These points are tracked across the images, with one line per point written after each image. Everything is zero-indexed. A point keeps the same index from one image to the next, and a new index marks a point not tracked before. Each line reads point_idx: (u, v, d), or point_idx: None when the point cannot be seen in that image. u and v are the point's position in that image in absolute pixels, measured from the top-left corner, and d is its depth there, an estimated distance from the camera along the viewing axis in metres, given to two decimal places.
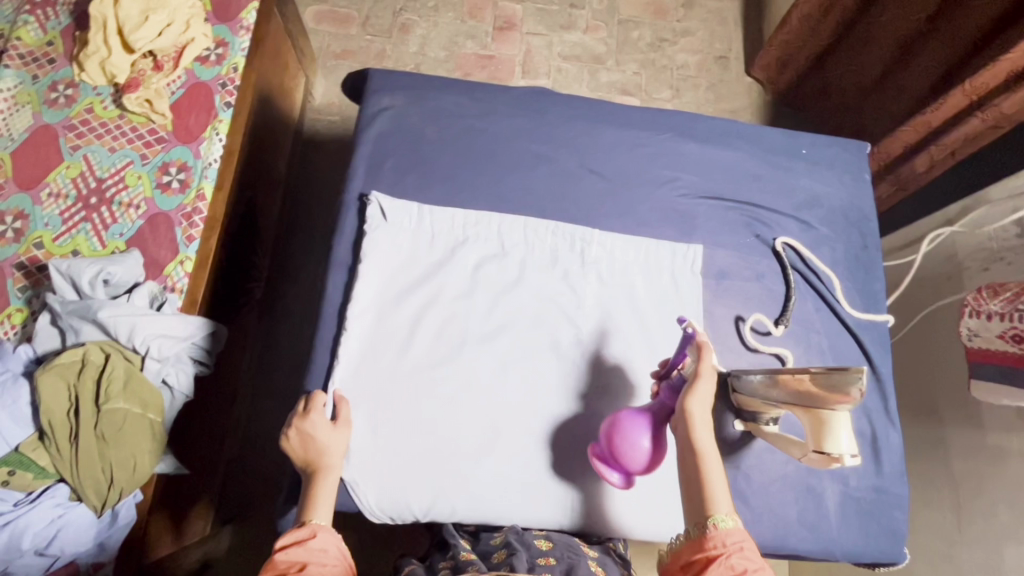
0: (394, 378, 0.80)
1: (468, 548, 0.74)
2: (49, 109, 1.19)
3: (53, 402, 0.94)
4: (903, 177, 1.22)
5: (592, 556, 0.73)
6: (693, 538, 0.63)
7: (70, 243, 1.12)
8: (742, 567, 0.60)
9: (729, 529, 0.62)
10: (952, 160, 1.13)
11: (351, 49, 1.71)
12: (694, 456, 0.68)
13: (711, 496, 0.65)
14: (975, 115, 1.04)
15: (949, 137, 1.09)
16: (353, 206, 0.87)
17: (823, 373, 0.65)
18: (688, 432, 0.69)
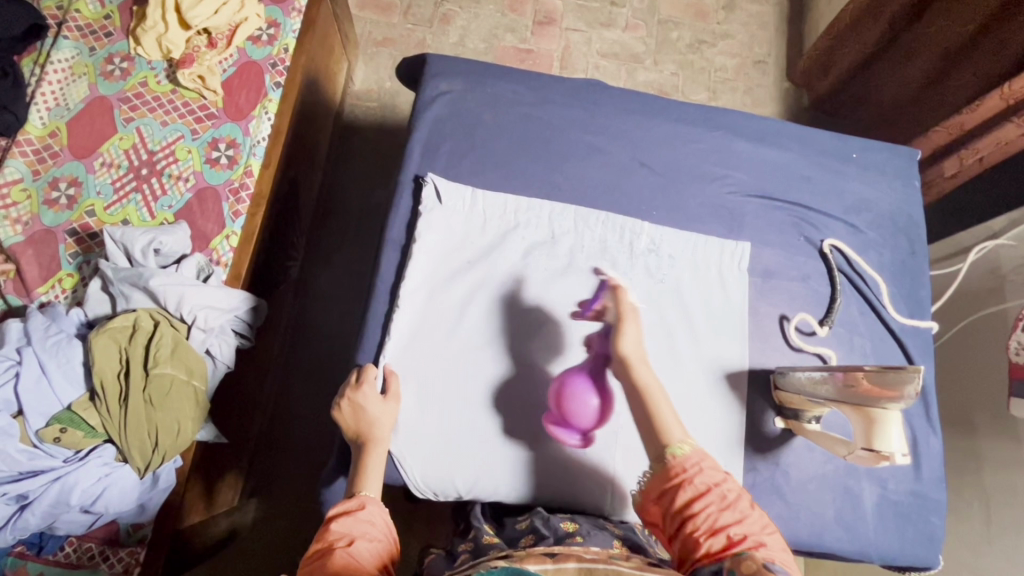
0: (443, 357, 0.82)
1: (492, 533, 0.76)
2: (105, 81, 1.21)
3: (105, 363, 0.96)
4: (928, 179, 1.25)
5: (616, 533, 0.75)
6: (659, 471, 0.65)
7: (121, 212, 1.14)
8: (708, 484, 0.62)
9: (689, 452, 0.65)
10: (980, 166, 1.14)
11: (392, 36, 1.72)
12: (639, 396, 0.70)
13: (664, 428, 0.67)
14: (1012, 119, 1.04)
15: (980, 141, 1.11)
16: (408, 186, 0.89)
17: (876, 372, 0.66)
18: (627, 373, 0.72)
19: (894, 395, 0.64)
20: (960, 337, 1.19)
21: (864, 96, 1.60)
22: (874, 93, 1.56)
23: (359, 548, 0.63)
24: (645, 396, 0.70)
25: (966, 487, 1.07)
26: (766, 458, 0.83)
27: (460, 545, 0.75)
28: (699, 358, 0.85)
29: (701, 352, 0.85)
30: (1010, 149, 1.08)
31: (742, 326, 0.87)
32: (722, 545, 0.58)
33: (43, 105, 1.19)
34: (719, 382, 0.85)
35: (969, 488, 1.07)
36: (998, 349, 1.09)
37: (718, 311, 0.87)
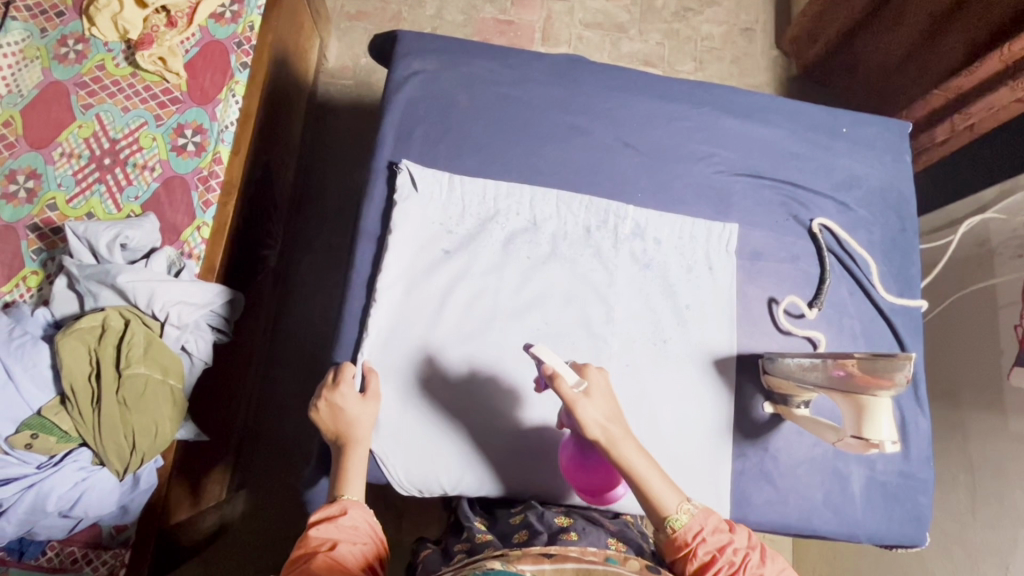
0: (423, 352, 0.79)
1: (484, 530, 0.75)
2: (59, 65, 1.14)
3: (74, 366, 0.92)
4: (919, 146, 1.24)
5: (611, 530, 0.75)
6: (665, 542, 0.65)
7: (85, 205, 1.09)
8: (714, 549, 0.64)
9: (691, 518, 0.65)
10: (970, 131, 1.15)
11: (366, 10, 1.65)
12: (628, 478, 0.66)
13: (661, 499, 0.66)
14: (1007, 83, 1.03)
15: (975, 106, 1.10)
16: (382, 174, 0.85)
17: (866, 358, 0.64)
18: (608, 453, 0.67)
19: (886, 382, 0.63)
20: (948, 311, 1.18)
21: (854, 64, 1.56)
22: (864, 60, 1.52)
23: (343, 552, 0.62)
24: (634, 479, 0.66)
25: (953, 460, 1.08)
26: (755, 443, 0.82)
27: (454, 543, 0.73)
28: (687, 345, 0.83)
29: (690, 340, 0.83)
30: (1003, 114, 1.08)
31: (731, 311, 0.85)
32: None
33: None
34: (708, 369, 0.83)
35: (956, 461, 1.07)
36: (986, 323, 1.08)
37: (705, 296, 0.85)
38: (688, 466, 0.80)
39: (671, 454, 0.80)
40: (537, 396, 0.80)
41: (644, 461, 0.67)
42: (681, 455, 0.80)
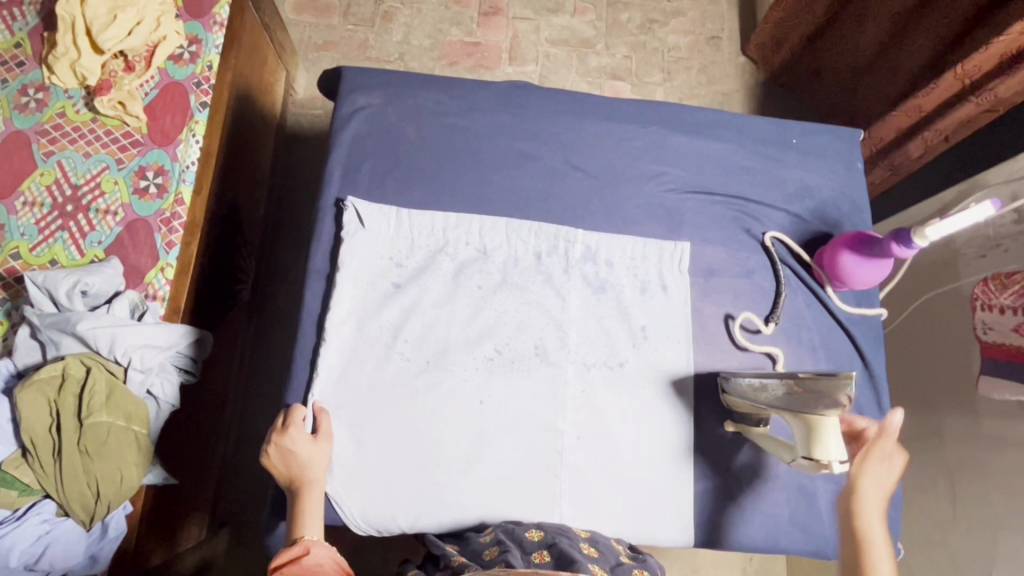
0: (374, 389, 0.79)
1: (457, 554, 0.71)
2: (20, 115, 1.14)
3: (33, 418, 0.92)
4: (895, 163, 1.23)
5: (583, 536, 0.74)
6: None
7: (48, 252, 1.08)
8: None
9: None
10: (944, 144, 1.14)
11: (332, 39, 1.66)
12: (851, 528, 0.65)
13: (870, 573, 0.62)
14: (970, 99, 1.04)
15: (942, 121, 1.10)
16: (330, 212, 0.85)
17: (811, 379, 0.65)
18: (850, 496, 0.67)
19: (831, 403, 0.63)
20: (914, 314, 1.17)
21: (819, 67, 1.56)
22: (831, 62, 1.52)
23: None
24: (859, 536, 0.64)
25: (931, 464, 1.06)
26: (716, 464, 0.81)
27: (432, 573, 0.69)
28: (644, 367, 0.83)
29: (646, 362, 0.83)
30: (974, 127, 1.08)
31: (686, 329, 0.84)
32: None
33: None
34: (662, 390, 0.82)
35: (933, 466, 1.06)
36: (954, 325, 1.07)
37: (660, 316, 0.85)
38: (647, 487, 0.79)
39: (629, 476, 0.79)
40: (494, 428, 0.79)
41: (877, 502, 0.66)
42: (639, 475, 0.80)
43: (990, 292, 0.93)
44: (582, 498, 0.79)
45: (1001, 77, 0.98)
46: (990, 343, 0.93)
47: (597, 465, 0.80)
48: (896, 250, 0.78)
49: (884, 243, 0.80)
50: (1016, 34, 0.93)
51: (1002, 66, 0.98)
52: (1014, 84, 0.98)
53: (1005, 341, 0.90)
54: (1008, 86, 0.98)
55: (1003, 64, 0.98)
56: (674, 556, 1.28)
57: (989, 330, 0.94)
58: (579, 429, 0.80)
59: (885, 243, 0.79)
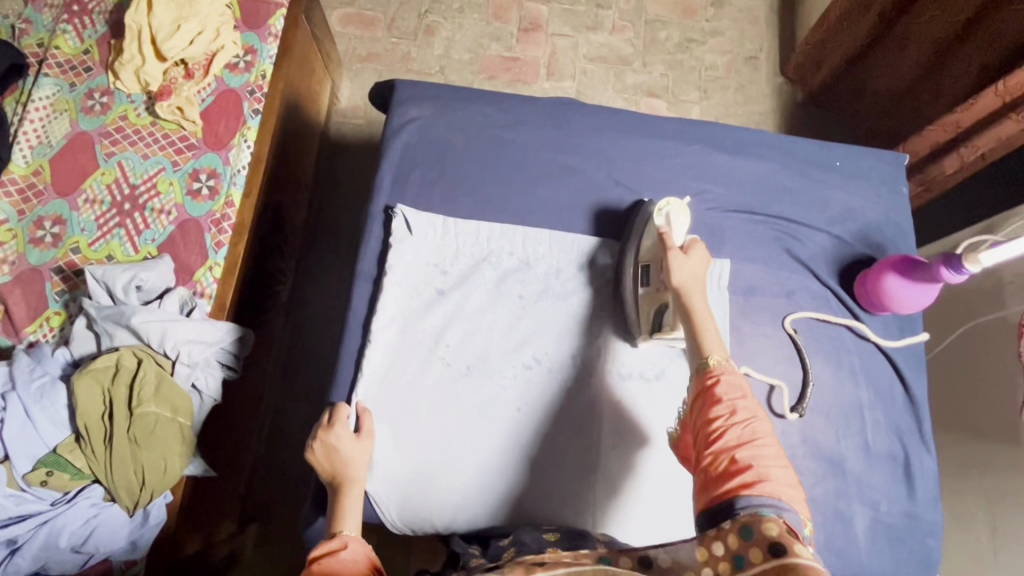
0: (415, 392, 0.81)
1: (478, 555, 0.71)
2: (86, 117, 1.20)
3: (88, 405, 0.96)
4: (929, 179, 1.22)
5: (601, 538, 0.73)
6: (693, 377, 0.65)
7: (105, 248, 1.13)
8: (725, 397, 0.61)
9: (720, 367, 0.64)
10: (982, 162, 1.13)
11: (376, 51, 1.70)
12: (687, 320, 0.69)
13: (705, 347, 0.66)
14: (1010, 116, 1.03)
15: (981, 137, 1.09)
16: (378, 218, 0.88)
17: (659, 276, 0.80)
18: (681, 300, 0.71)
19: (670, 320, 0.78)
20: (956, 343, 1.15)
21: (861, 89, 1.54)
22: (872, 85, 1.50)
23: None
24: (691, 317, 0.69)
25: (970, 497, 1.04)
26: None
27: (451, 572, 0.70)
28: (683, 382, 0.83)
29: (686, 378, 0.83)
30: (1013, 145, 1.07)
31: (725, 347, 0.85)
32: (726, 465, 0.57)
33: (26, 143, 1.18)
34: (606, 265, 0.88)
35: (972, 498, 1.03)
36: (996, 352, 1.05)
37: None
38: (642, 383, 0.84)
39: (634, 387, 0.84)
40: (531, 436, 0.81)
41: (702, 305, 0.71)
42: (669, 479, 0.81)
43: None
44: (614, 506, 0.80)
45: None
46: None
47: (630, 473, 0.81)
48: (945, 275, 0.80)
49: (929, 266, 0.82)
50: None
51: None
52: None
53: None
54: None
55: None
56: None
57: None
58: (612, 433, 0.82)
59: (933, 267, 0.81)
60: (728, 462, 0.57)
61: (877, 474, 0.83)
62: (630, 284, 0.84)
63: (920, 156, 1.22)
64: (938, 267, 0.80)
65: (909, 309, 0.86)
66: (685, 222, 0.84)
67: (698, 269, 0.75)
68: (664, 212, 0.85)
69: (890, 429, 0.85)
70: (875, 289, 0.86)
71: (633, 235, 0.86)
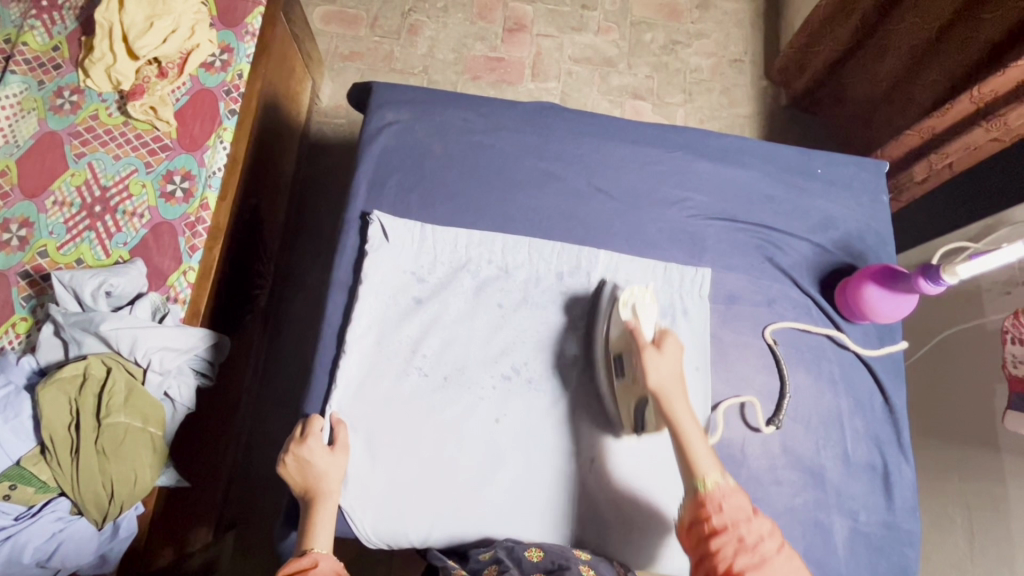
0: (391, 403, 0.79)
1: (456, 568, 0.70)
2: (55, 116, 1.16)
3: (54, 416, 0.93)
4: (899, 183, 1.26)
5: (583, 559, 0.72)
6: (688, 504, 0.68)
7: (74, 251, 1.10)
8: (727, 524, 0.64)
9: (717, 490, 0.67)
10: (950, 170, 1.17)
11: (359, 50, 1.68)
12: (674, 430, 0.71)
13: (699, 468, 0.69)
14: (981, 124, 1.05)
15: (950, 146, 1.12)
16: (355, 225, 0.86)
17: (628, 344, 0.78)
18: (663, 408, 0.72)
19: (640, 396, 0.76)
20: (935, 349, 1.15)
21: (841, 94, 1.55)
22: (851, 91, 1.51)
23: None
24: (679, 438, 0.71)
25: (949, 503, 1.04)
26: None
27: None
28: None
29: None
30: (980, 154, 1.10)
31: (706, 355, 0.84)
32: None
33: None
34: (575, 355, 0.84)
35: (950, 504, 1.04)
36: (974, 359, 1.06)
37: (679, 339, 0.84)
38: (625, 457, 0.81)
39: (624, 460, 0.81)
40: (509, 449, 0.80)
41: (691, 421, 0.72)
42: (650, 497, 0.80)
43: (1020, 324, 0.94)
44: (594, 520, 0.79)
45: (1013, 103, 1.00)
46: (1019, 377, 0.94)
47: (609, 488, 0.80)
48: (923, 285, 0.80)
49: (909, 276, 0.82)
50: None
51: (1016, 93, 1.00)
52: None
53: None
54: (1018, 114, 1.00)
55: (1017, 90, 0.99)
56: None
57: (1019, 364, 0.95)
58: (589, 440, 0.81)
59: (913, 278, 0.81)
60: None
61: (856, 484, 0.83)
62: (604, 339, 0.81)
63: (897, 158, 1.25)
64: (917, 277, 0.80)
65: (890, 320, 0.85)
66: (653, 311, 0.80)
67: (674, 365, 0.74)
68: (629, 302, 0.80)
69: (869, 438, 0.85)
70: (855, 299, 0.85)
71: (600, 320, 0.83)
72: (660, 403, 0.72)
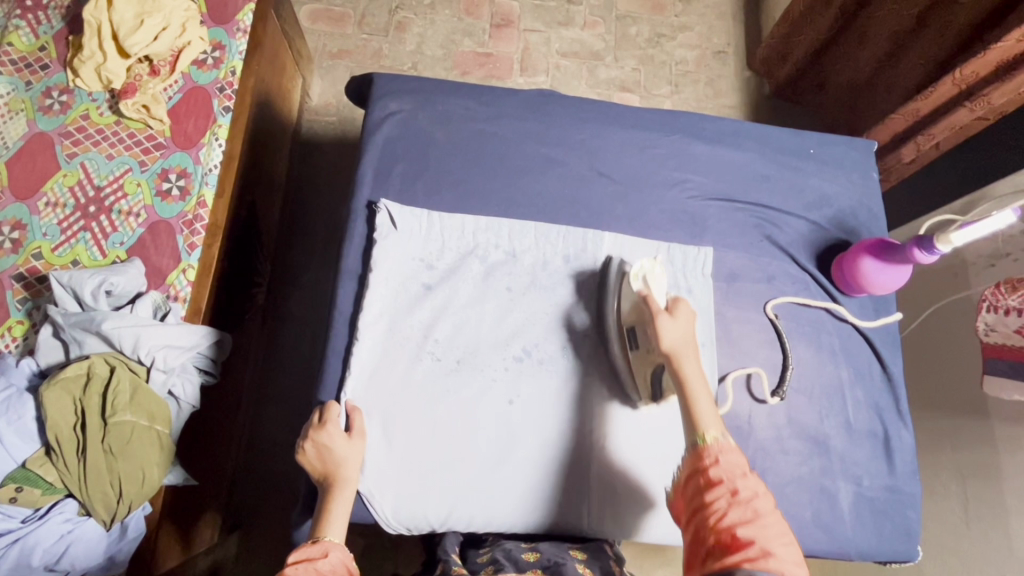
0: (405, 388, 0.80)
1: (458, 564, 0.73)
2: (44, 116, 1.14)
3: (59, 415, 0.92)
4: (888, 167, 1.31)
5: (580, 558, 0.75)
6: (687, 457, 0.66)
7: (70, 252, 1.08)
8: (722, 477, 0.62)
9: (717, 444, 0.65)
10: (936, 151, 1.21)
11: (347, 48, 1.68)
12: (681, 388, 0.70)
13: (701, 422, 0.67)
14: (965, 105, 1.09)
15: (936, 126, 1.17)
16: (362, 214, 0.86)
17: (640, 311, 0.80)
18: (672, 365, 0.71)
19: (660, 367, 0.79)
20: (925, 323, 1.19)
21: (824, 82, 1.59)
22: (833, 78, 1.55)
23: None
24: (684, 387, 0.69)
25: (943, 470, 1.08)
26: None
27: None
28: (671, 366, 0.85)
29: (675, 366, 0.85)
30: (964, 133, 1.15)
31: (712, 333, 0.86)
32: (727, 541, 0.58)
33: None
34: (587, 327, 0.86)
35: (943, 471, 1.08)
36: (962, 330, 1.10)
37: None
38: (627, 425, 0.83)
39: (625, 430, 0.83)
40: (523, 432, 0.81)
41: (701, 382, 0.70)
42: (662, 471, 0.82)
43: (999, 293, 0.96)
44: (610, 496, 0.80)
45: (997, 82, 1.04)
46: (993, 343, 0.97)
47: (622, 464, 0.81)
48: (918, 256, 0.82)
49: (904, 248, 0.84)
50: (1014, 41, 0.98)
51: (997, 73, 1.04)
52: (1006, 91, 1.04)
53: (1009, 342, 0.94)
54: (1000, 93, 1.04)
55: (999, 70, 1.03)
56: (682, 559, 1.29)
57: (991, 332, 0.97)
58: (594, 421, 0.83)
59: (907, 249, 0.83)
60: (730, 539, 0.58)
61: (859, 451, 0.86)
62: (614, 314, 0.83)
63: (885, 142, 1.30)
64: (911, 248, 0.82)
65: (888, 289, 0.88)
66: (663, 281, 0.83)
67: (685, 328, 0.73)
68: (641, 275, 0.82)
69: (870, 406, 0.88)
70: (852, 272, 0.88)
71: (611, 295, 0.84)
72: (671, 363, 0.71)
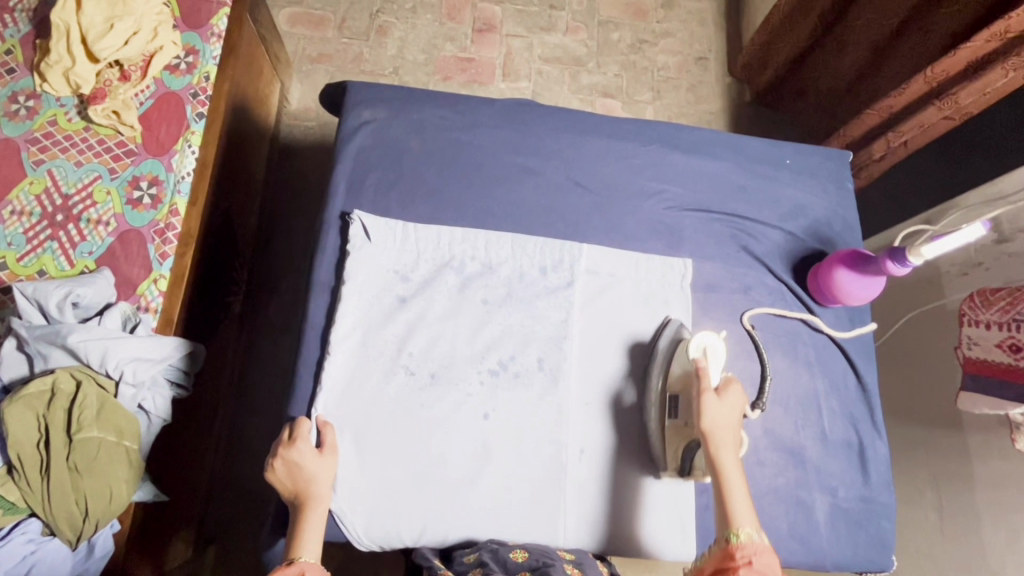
0: (378, 402, 0.78)
1: (442, 568, 0.71)
2: (9, 122, 1.10)
3: (21, 434, 0.88)
4: (859, 163, 1.30)
5: (568, 559, 0.74)
6: (715, 553, 0.66)
7: (36, 263, 1.05)
8: None
9: (750, 544, 0.65)
10: (904, 148, 1.21)
11: (327, 52, 1.65)
12: (716, 472, 0.72)
13: (735, 517, 0.68)
14: (933, 103, 1.10)
15: (905, 124, 1.16)
16: (335, 225, 0.85)
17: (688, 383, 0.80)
18: (710, 447, 0.73)
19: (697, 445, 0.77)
20: (901, 331, 1.20)
21: (803, 91, 1.60)
22: (811, 86, 1.56)
23: None
24: (719, 471, 0.71)
25: (919, 477, 1.09)
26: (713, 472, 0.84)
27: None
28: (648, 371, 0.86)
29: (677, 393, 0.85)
30: (931, 132, 1.15)
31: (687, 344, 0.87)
32: None
33: None
34: (633, 403, 0.84)
35: (919, 477, 1.09)
36: (936, 339, 1.11)
37: (661, 315, 0.88)
38: (654, 500, 0.82)
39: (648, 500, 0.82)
40: (499, 444, 0.80)
41: (739, 476, 0.72)
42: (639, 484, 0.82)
43: (976, 308, 0.96)
44: (588, 510, 0.80)
45: (964, 82, 1.04)
46: (974, 358, 0.95)
47: (598, 477, 0.81)
48: (890, 267, 0.83)
49: (878, 260, 0.85)
50: (981, 42, 0.99)
51: (967, 72, 1.04)
52: (973, 91, 1.04)
53: (990, 357, 0.93)
54: (967, 92, 1.04)
55: (967, 71, 1.04)
56: (663, 569, 1.29)
57: (973, 346, 0.96)
58: (598, 437, 0.82)
59: (880, 260, 0.84)
60: None
61: (834, 462, 0.86)
62: (660, 377, 0.82)
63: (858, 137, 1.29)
64: (884, 259, 0.83)
65: (863, 301, 0.89)
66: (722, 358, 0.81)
67: (731, 412, 0.75)
68: (701, 345, 0.81)
69: (845, 416, 0.89)
70: (828, 284, 0.89)
71: (659, 363, 0.83)
72: (709, 446, 0.73)
